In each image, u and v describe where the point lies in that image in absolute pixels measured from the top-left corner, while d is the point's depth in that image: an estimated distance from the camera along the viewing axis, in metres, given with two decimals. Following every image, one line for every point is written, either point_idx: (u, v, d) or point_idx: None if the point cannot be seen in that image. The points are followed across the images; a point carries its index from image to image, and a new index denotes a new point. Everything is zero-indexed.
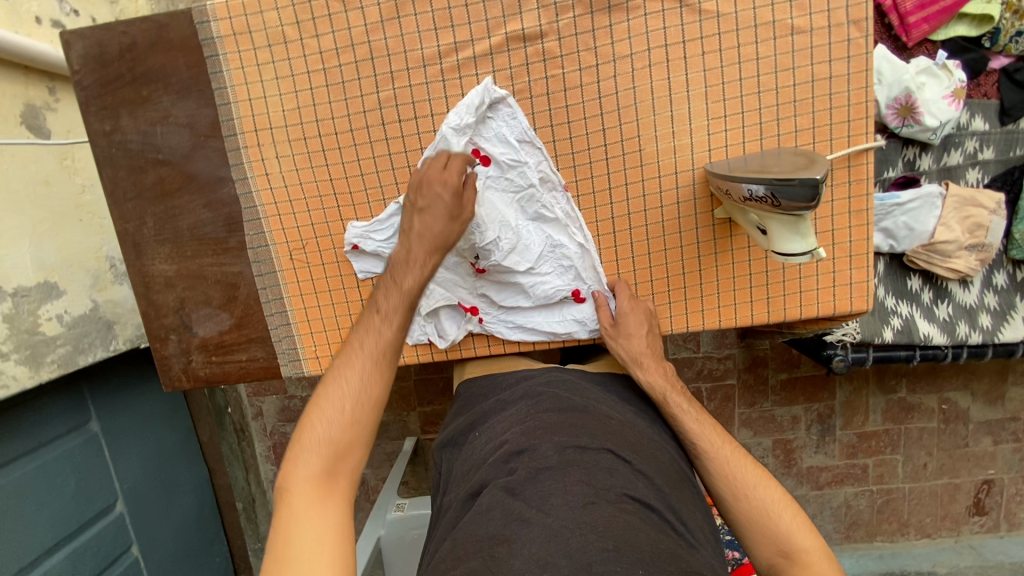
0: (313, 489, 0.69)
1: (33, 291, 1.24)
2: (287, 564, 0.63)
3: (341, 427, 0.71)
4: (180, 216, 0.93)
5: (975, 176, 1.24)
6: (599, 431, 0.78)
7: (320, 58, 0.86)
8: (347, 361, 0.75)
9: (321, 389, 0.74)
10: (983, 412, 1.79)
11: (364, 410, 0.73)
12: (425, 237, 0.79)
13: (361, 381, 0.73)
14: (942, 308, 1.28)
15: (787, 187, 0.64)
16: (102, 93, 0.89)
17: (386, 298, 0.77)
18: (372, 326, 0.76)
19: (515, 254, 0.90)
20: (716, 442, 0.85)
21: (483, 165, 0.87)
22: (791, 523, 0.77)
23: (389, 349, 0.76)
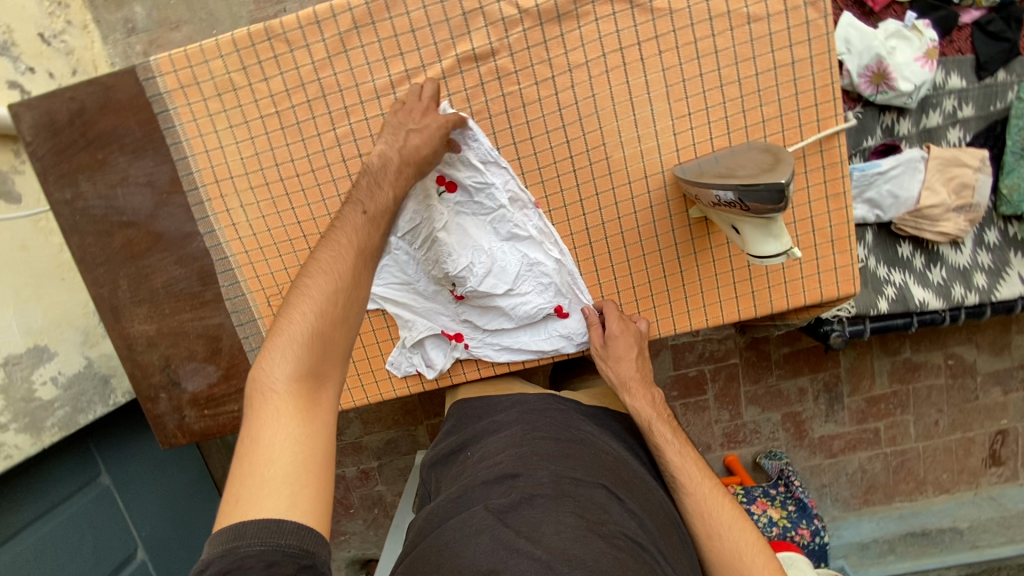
0: (292, 391, 0.60)
1: (24, 358, 1.24)
2: (268, 486, 0.56)
3: (326, 322, 0.63)
4: (153, 275, 0.93)
5: (956, 135, 1.22)
6: (595, 465, 0.78)
7: (271, 101, 0.84)
8: (334, 250, 0.67)
9: (300, 282, 0.65)
10: (990, 362, 1.78)
11: (352, 311, 0.66)
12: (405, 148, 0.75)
13: (349, 277, 0.66)
14: (935, 271, 1.26)
15: (754, 193, 0.62)
16: (57, 161, 0.88)
17: (372, 197, 0.71)
18: (357, 224, 0.69)
19: (492, 278, 0.88)
20: (697, 478, 0.84)
21: (449, 192, 0.85)
22: (764, 569, 0.76)
23: (376, 251, 0.69)
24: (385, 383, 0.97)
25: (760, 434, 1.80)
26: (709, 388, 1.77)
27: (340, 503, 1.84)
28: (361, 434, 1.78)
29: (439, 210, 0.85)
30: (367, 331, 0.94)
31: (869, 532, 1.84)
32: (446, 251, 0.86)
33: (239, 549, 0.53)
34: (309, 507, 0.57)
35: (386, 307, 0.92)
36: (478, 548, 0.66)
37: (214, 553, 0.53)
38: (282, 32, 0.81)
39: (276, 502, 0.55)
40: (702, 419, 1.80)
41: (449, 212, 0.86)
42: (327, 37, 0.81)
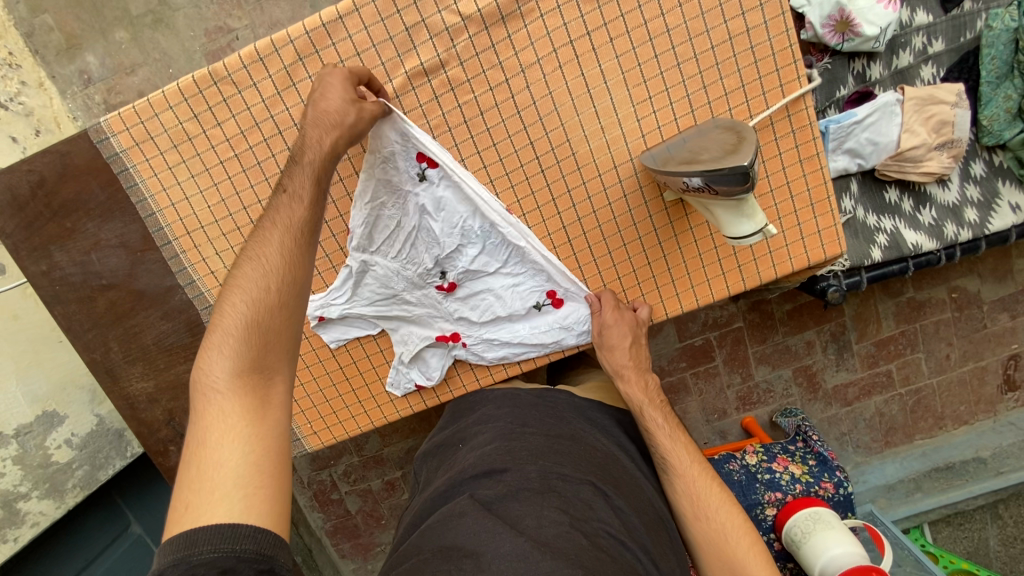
0: (235, 388, 0.61)
1: (35, 426, 1.26)
2: (218, 488, 0.56)
3: (261, 313, 0.64)
4: (142, 332, 0.93)
5: (930, 72, 1.19)
6: (584, 460, 0.80)
7: (228, 145, 0.83)
8: (261, 239, 0.67)
9: (235, 274, 0.66)
10: (995, 290, 1.77)
11: (288, 298, 0.65)
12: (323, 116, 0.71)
13: (279, 262, 0.66)
14: (925, 213, 1.24)
15: (720, 177, 0.60)
16: (27, 235, 0.87)
17: (296, 176, 0.69)
18: (282, 205, 0.68)
19: (485, 256, 0.87)
20: (686, 462, 0.84)
21: (432, 168, 0.81)
22: (748, 552, 0.78)
23: (306, 230, 0.68)
24: (388, 406, 0.97)
25: (773, 392, 1.80)
26: (717, 354, 1.77)
27: (370, 516, 1.86)
28: (380, 447, 1.80)
29: (422, 190, 0.82)
30: (362, 357, 0.94)
31: (894, 473, 1.85)
32: (431, 237, 0.85)
33: (191, 557, 0.53)
34: (264, 507, 0.57)
35: (381, 327, 0.92)
36: (460, 530, 0.69)
37: (164, 563, 0.53)
38: (228, 74, 0.80)
39: (228, 507, 0.56)
40: (713, 386, 1.80)
41: (435, 192, 0.82)
42: (273, 73, 0.80)
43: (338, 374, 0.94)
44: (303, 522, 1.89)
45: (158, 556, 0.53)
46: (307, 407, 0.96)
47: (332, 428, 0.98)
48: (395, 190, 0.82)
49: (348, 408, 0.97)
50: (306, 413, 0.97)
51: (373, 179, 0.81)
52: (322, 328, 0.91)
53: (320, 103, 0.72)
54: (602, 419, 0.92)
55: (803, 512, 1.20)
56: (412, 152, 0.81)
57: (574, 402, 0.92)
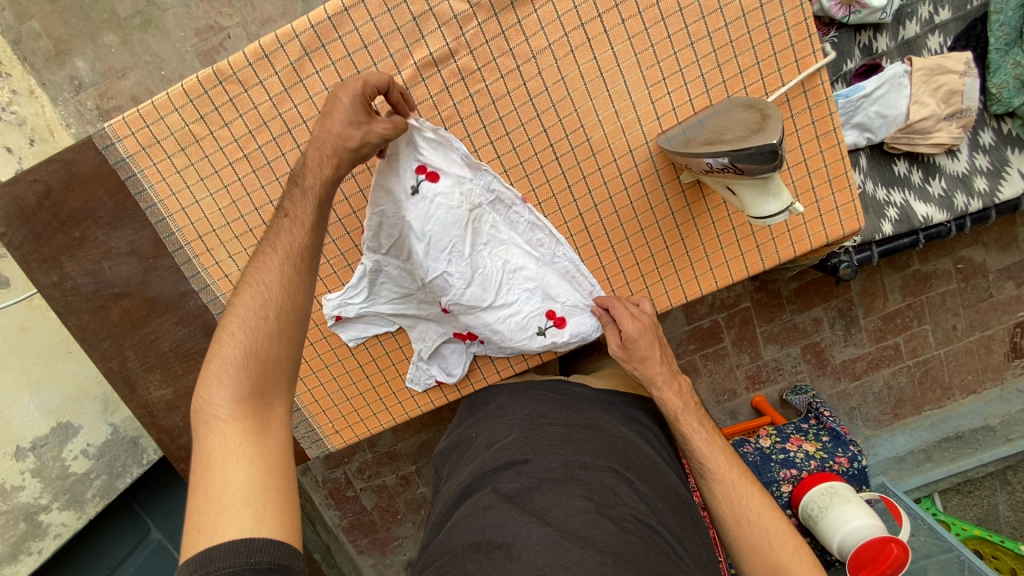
0: (237, 414, 0.61)
1: (50, 438, 1.26)
2: (227, 510, 0.56)
3: (261, 340, 0.63)
4: (158, 339, 0.92)
5: (937, 42, 1.18)
6: (605, 447, 0.79)
7: (237, 146, 0.82)
8: (261, 264, 0.66)
9: (235, 300, 0.65)
10: (1000, 259, 1.77)
11: (289, 323, 0.65)
12: (329, 139, 0.68)
13: (278, 287, 0.65)
14: (935, 184, 1.23)
15: (747, 157, 0.60)
16: (36, 246, 0.86)
17: (295, 198, 0.68)
18: (282, 229, 0.67)
19: (476, 288, 0.84)
20: (724, 464, 0.83)
21: (430, 181, 0.77)
22: (792, 557, 0.76)
23: (305, 253, 0.67)
24: (409, 401, 0.97)
25: (782, 370, 1.81)
26: (726, 336, 1.77)
27: (386, 511, 1.87)
28: (393, 442, 1.81)
29: (416, 203, 0.77)
30: (381, 354, 0.94)
31: (904, 445, 1.86)
32: (422, 262, 0.81)
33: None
34: (275, 523, 0.57)
35: (399, 325, 0.92)
36: (487, 523, 0.69)
37: None
38: (233, 73, 0.78)
39: (239, 524, 0.55)
40: (723, 366, 1.81)
41: (428, 207, 0.77)
42: (280, 70, 0.78)
43: (357, 372, 0.94)
44: (320, 520, 1.90)
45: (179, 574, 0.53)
46: (328, 406, 0.96)
47: (352, 425, 0.97)
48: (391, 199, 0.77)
49: (369, 405, 0.96)
50: (327, 412, 0.96)
51: (382, 184, 0.77)
52: (339, 327, 0.91)
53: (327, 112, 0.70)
54: (623, 408, 0.91)
55: (819, 487, 1.20)
56: (418, 161, 0.77)
57: (589, 393, 0.92)
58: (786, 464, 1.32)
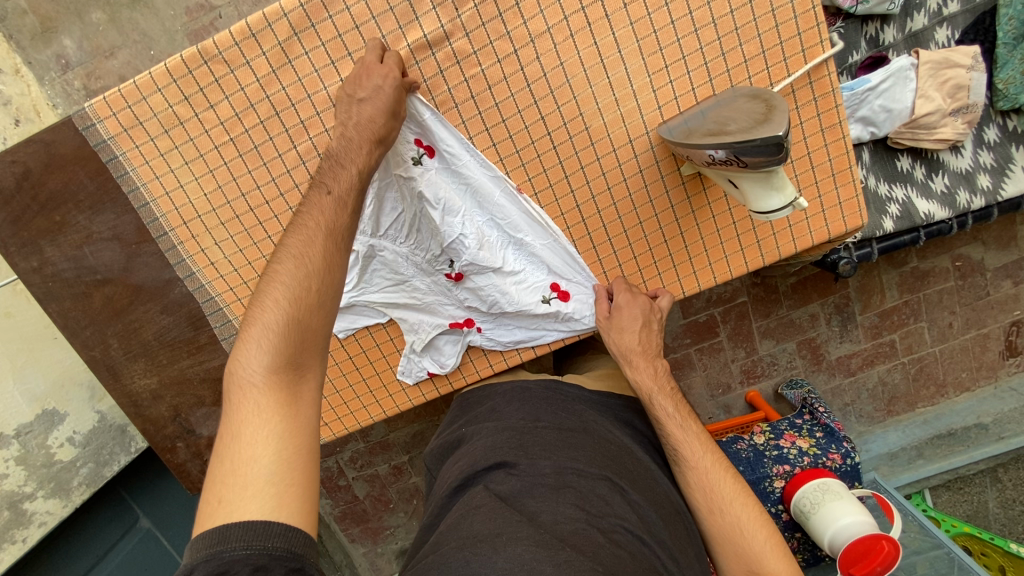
0: (271, 384, 0.58)
1: (35, 425, 1.24)
2: (252, 486, 0.54)
3: (302, 310, 0.61)
4: (141, 328, 0.89)
5: (945, 34, 1.16)
6: (599, 454, 0.78)
7: (223, 129, 0.79)
8: (303, 236, 0.64)
9: (275, 268, 0.63)
10: (999, 257, 1.76)
11: (328, 298, 0.63)
12: (363, 126, 0.69)
13: (321, 261, 0.63)
14: (938, 180, 1.22)
15: (751, 149, 0.58)
16: (15, 230, 0.83)
17: (339, 178, 0.67)
18: (325, 204, 0.66)
19: (486, 251, 0.83)
20: (699, 452, 0.80)
21: (429, 156, 0.79)
22: (764, 547, 0.75)
23: (346, 233, 0.66)
24: (400, 395, 0.95)
25: (778, 365, 1.80)
26: (722, 330, 1.76)
27: (378, 501, 1.87)
28: (385, 432, 1.81)
29: (417, 176, 0.79)
30: (372, 347, 0.92)
31: (896, 442, 1.86)
32: (435, 224, 0.81)
33: (224, 552, 0.50)
34: (298, 503, 0.55)
35: (390, 316, 0.89)
36: (475, 520, 0.68)
37: (197, 558, 0.50)
38: (218, 52, 0.75)
39: (261, 504, 0.53)
40: (718, 361, 1.80)
41: (429, 179, 0.79)
42: (267, 50, 0.75)
43: (348, 365, 0.92)
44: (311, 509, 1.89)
45: (190, 551, 0.51)
46: None
47: (342, 418, 0.96)
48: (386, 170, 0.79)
49: (359, 398, 0.94)
50: None
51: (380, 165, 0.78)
52: None
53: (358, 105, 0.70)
54: (616, 410, 0.90)
55: (811, 483, 1.19)
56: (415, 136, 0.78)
57: (584, 397, 0.90)
58: (779, 459, 1.32)
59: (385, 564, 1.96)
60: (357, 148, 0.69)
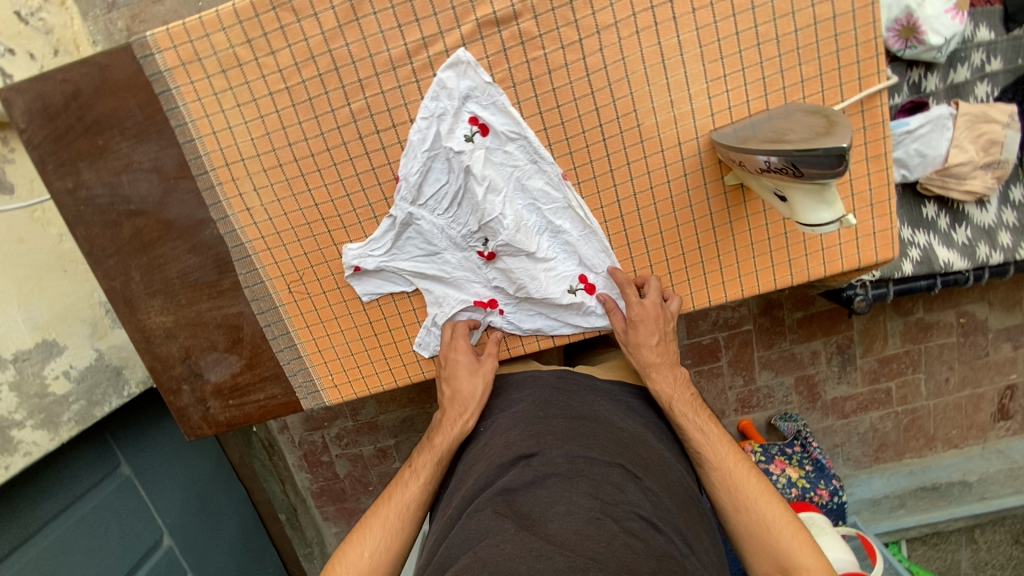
0: None
1: (34, 353, 1.22)
2: None
3: (368, 566, 0.79)
4: (166, 265, 0.89)
5: (984, 90, 1.17)
6: (612, 442, 0.78)
7: (280, 77, 0.79)
8: (384, 501, 0.85)
9: (360, 526, 0.83)
10: (1002, 319, 1.78)
11: (382, 561, 0.80)
12: (461, 396, 0.89)
13: (395, 524, 0.82)
14: (960, 232, 1.23)
15: (811, 158, 0.58)
16: (56, 148, 0.83)
17: (419, 455, 0.88)
18: (403, 480, 0.86)
19: (522, 233, 0.85)
20: (722, 451, 0.82)
21: (481, 135, 0.81)
22: (792, 540, 0.74)
23: (413, 504, 0.84)
24: (412, 365, 0.94)
25: (773, 398, 1.81)
26: (723, 355, 1.77)
27: (358, 482, 1.90)
28: (376, 413, 1.82)
29: (467, 151, 0.81)
30: (393, 314, 0.92)
31: (880, 488, 1.87)
32: (477, 201, 0.83)
33: None
34: None
35: (416, 286, 0.90)
36: (480, 521, 0.68)
37: None
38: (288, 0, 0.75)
39: None
40: (715, 385, 1.81)
41: (479, 156, 0.81)
42: (336, 5, 0.76)
43: (366, 328, 0.92)
44: (290, 481, 1.89)
45: None
46: (331, 358, 0.94)
47: (352, 381, 0.96)
48: (439, 141, 0.81)
49: (372, 364, 0.94)
50: (329, 363, 0.95)
51: (430, 136, 0.81)
52: (356, 280, 0.89)
53: (453, 379, 0.90)
54: (629, 400, 0.91)
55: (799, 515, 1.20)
56: (471, 112, 0.80)
57: (596, 385, 0.91)
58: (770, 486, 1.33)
59: None
60: (450, 419, 0.89)
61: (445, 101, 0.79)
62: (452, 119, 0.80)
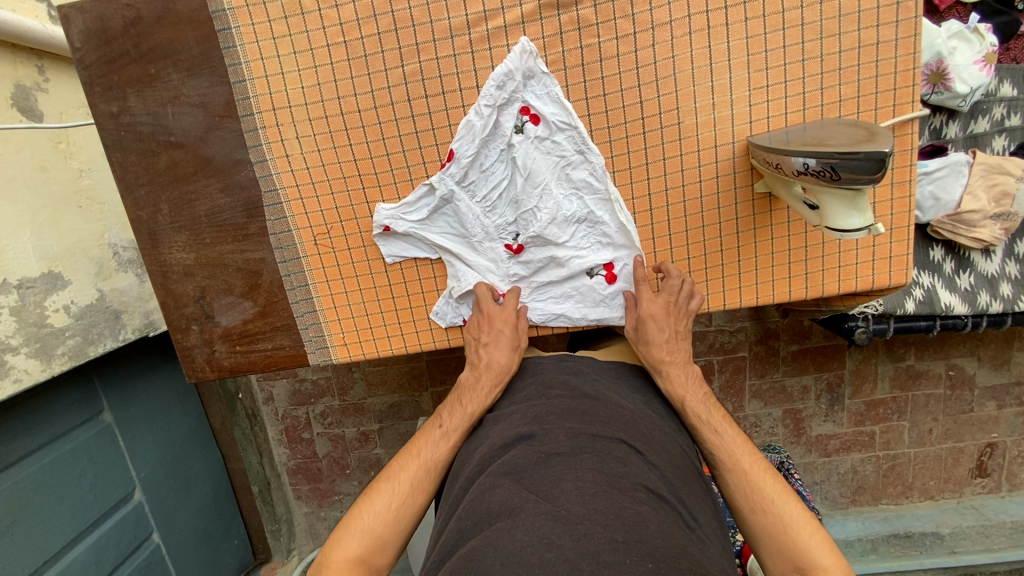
0: (351, 568, 0.76)
1: (38, 282, 1.16)
2: None
3: (387, 519, 0.80)
4: (197, 202, 0.89)
5: (1001, 144, 1.22)
6: (614, 420, 0.78)
7: (339, 30, 0.81)
8: (403, 462, 0.85)
9: (380, 479, 0.84)
10: (989, 376, 1.80)
11: (406, 514, 0.81)
12: (497, 368, 0.90)
13: (413, 482, 0.83)
14: (964, 277, 1.27)
15: (852, 162, 0.61)
16: (106, 72, 0.84)
17: (450, 416, 0.88)
18: (433, 438, 0.87)
19: (556, 226, 0.88)
20: (737, 454, 0.83)
21: (532, 124, 0.84)
22: (810, 541, 0.74)
23: (441, 464, 0.85)
24: (425, 333, 0.96)
25: (759, 427, 1.83)
26: (716, 379, 1.79)
27: (336, 463, 1.87)
28: (364, 395, 1.81)
29: (518, 141, 0.84)
30: (414, 279, 0.94)
31: (854, 530, 1.87)
32: (520, 191, 0.87)
33: None
34: None
35: (440, 255, 0.92)
36: (492, 499, 0.67)
37: None
38: None
39: None
40: None
41: (527, 145, 0.85)
42: None
43: (386, 290, 0.94)
44: (268, 453, 1.86)
45: None
46: (345, 316, 0.95)
47: (364, 343, 0.97)
48: (490, 125, 0.84)
49: (385, 326, 0.96)
50: (343, 322, 0.96)
51: (484, 122, 0.83)
52: (383, 240, 0.91)
53: (495, 353, 0.90)
54: (633, 382, 0.91)
55: None
56: (524, 102, 0.83)
57: (600, 369, 0.92)
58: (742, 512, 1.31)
59: (323, 530, 1.95)
60: (481, 391, 0.89)
61: (504, 85, 0.81)
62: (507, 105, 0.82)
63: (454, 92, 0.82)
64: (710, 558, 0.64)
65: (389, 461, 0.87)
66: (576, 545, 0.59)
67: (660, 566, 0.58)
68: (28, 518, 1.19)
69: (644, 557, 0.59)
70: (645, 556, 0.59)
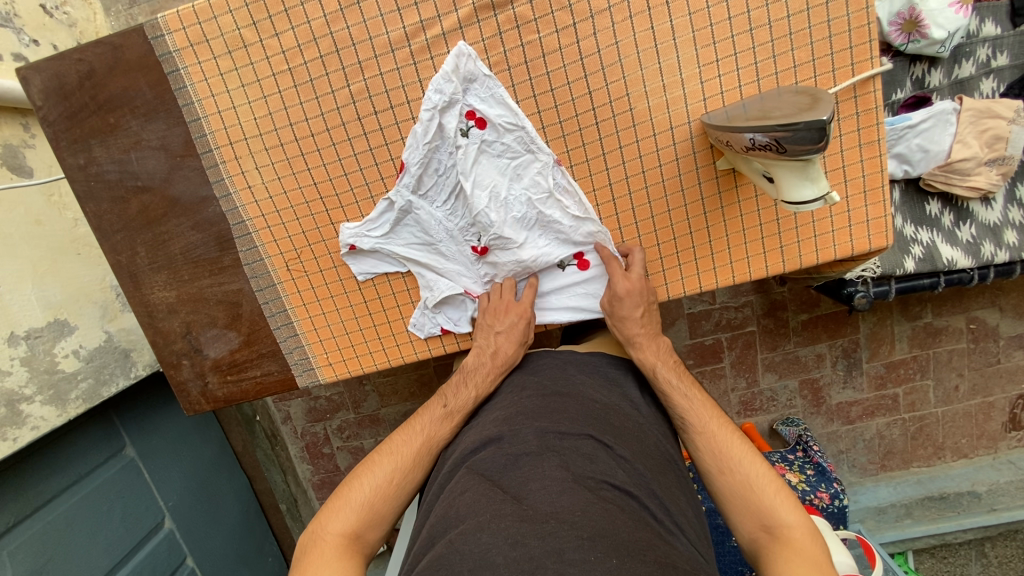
0: (345, 541, 0.77)
1: (46, 331, 1.20)
2: None
3: (380, 497, 0.81)
4: (170, 241, 0.91)
5: (990, 86, 1.16)
6: (584, 415, 0.78)
7: (283, 58, 0.81)
8: (405, 437, 0.86)
9: (377, 454, 0.85)
10: (1014, 326, 1.72)
11: (405, 489, 0.83)
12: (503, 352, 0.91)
13: (411, 458, 0.84)
14: (964, 229, 1.22)
15: (794, 134, 0.59)
16: (69, 126, 0.86)
17: (455, 396, 0.89)
18: (438, 417, 0.88)
19: (512, 226, 0.87)
20: (693, 413, 0.84)
21: (478, 128, 0.82)
22: (775, 499, 0.75)
23: (440, 446, 0.86)
24: (406, 345, 0.97)
25: (776, 401, 1.79)
26: (726, 356, 1.76)
27: None
28: (377, 407, 1.84)
29: (463, 145, 0.83)
30: (388, 294, 0.95)
31: (886, 497, 1.81)
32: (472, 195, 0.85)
33: None
34: None
35: (409, 268, 0.93)
36: (461, 504, 0.68)
37: None
38: None
39: None
40: (717, 386, 1.80)
41: (474, 149, 0.83)
42: None
43: (361, 308, 0.95)
44: (291, 472, 1.91)
45: None
46: (326, 336, 0.97)
47: (348, 361, 0.98)
48: (435, 131, 0.83)
49: (366, 342, 0.97)
50: (325, 343, 0.97)
51: (428, 129, 0.82)
52: (351, 259, 0.92)
53: (496, 353, 0.91)
54: (609, 370, 0.91)
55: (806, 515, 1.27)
56: (469, 107, 0.82)
57: (579, 360, 0.92)
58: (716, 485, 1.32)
59: None
60: (483, 369, 0.91)
61: (447, 89, 0.81)
62: (451, 111, 0.82)
63: (402, 103, 0.83)
64: (680, 550, 0.64)
65: (387, 436, 0.88)
66: (541, 545, 0.59)
67: (625, 563, 0.58)
68: (63, 555, 1.24)
69: (609, 553, 0.59)
70: (610, 553, 0.59)
